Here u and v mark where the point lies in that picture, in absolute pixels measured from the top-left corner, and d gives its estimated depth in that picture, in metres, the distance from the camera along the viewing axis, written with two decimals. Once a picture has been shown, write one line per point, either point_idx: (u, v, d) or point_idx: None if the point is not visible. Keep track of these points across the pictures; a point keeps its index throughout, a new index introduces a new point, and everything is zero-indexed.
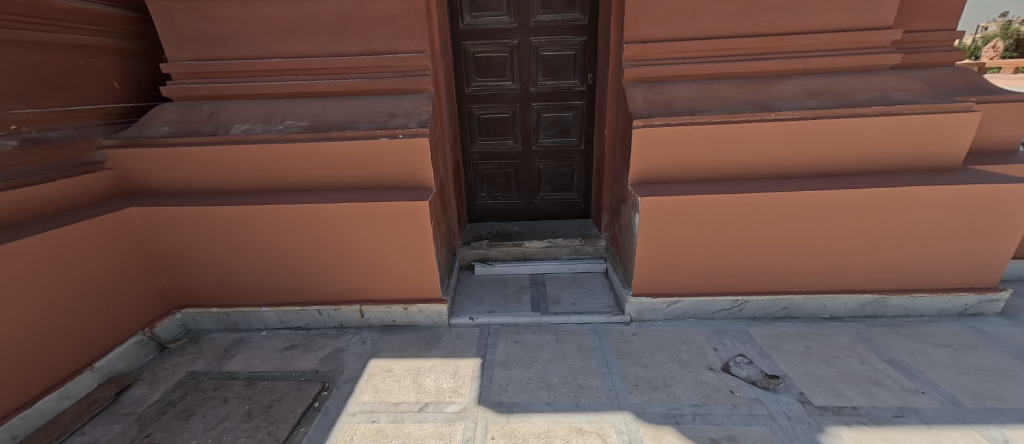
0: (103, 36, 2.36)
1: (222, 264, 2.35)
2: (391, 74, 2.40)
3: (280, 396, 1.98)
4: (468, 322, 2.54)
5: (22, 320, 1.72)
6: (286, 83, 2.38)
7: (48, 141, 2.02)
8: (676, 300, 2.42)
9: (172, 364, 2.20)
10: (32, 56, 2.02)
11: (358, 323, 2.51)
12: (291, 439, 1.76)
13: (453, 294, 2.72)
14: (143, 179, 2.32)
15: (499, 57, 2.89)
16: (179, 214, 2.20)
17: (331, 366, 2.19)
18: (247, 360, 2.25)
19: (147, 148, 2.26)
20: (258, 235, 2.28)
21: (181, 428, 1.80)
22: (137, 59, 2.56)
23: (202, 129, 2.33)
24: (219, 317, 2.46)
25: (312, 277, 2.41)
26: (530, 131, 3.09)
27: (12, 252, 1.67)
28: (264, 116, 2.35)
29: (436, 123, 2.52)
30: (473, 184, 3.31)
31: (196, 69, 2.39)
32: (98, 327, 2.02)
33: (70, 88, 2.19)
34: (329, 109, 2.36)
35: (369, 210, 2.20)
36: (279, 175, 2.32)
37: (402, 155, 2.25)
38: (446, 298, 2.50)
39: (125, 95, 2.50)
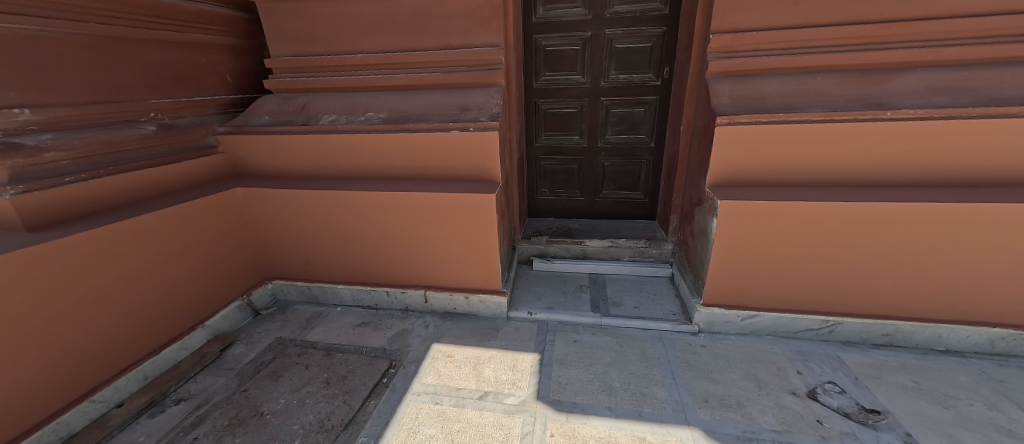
0: (222, 35, 2.69)
1: (306, 243, 2.58)
2: (465, 68, 2.46)
3: (353, 369, 2.15)
4: (526, 317, 2.56)
5: (152, 278, 2.03)
6: (368, 77, 2.55)
7: (178, 127, 2.35)
8: (753, 314, 2.24)
9: (264, 329, 2.47)
10: (167, 53, 2.36)
11: (423, 307, 2.64)
12: (364, 410, 1.91)
13: (512, 288, 2.75)
14: (247, 162, 2.63)
15: (571, 51, 2.84)
16: (275, 195, 2.45)
17: (398, 346, 2.33)
18: (325, 331, 2.46)
19: (251, 135, 2.54)
20: (339, 218, 2.46)
21: (271, 387, 2.03)
22: (247, 56, 2.88)
23: (296, 119, 2.56)
24: (302, 290, 2.72)
25: (383, 261, 2.56)
26: (597, 127, 3.02)
27: (146, 222, 1.97)
28: (348, 108, 2.53)
29: (505, 117, 2.55)
30: (535, 179, 3.31)
31: (292, 64, 2.64)
32: (207, 290, 2.33)
33: (194, 80, 2.52)
34: (407, 102, 2.48)
35: (439, 200, 2.28)
36: (361, 164, 2.49)
37: (473, 147, 2.31)
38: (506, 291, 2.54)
39: (237, 88, 2.83)
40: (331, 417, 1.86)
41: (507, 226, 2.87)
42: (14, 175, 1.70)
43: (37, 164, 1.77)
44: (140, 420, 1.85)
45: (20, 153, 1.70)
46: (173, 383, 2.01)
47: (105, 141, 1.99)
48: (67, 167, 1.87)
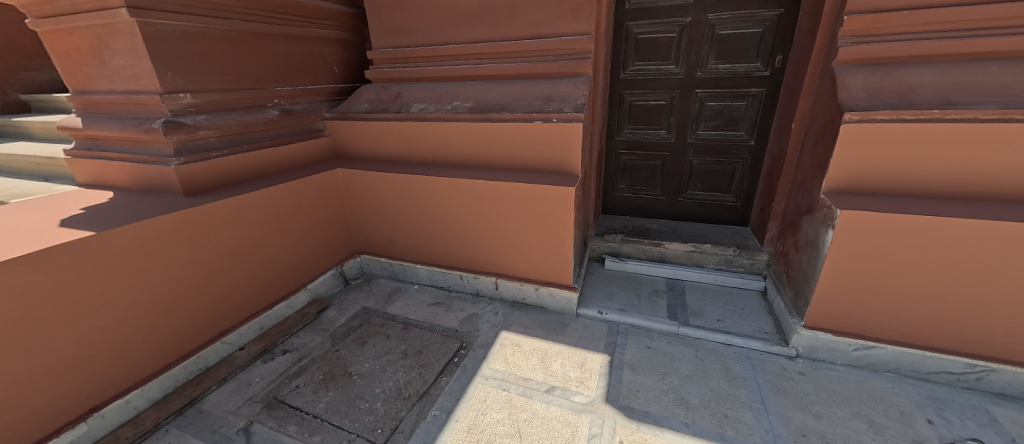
0: (334, 29, 2.96)
1: (391, 223, 2.78)
2: (552, 58, 2.44)
3: (428, 345, 2.29)
4: (597, 316, 2.51)
5: (270, 243, 2.34)
6: (457, 67, 2.64)
7: (295, 111, 2.66)
8: (872, 346, 1.94)
9: (353, 298, 2.73)
10: (290, 46, 2.67)
11: (493, 294, 2.71)
12: (436, 384, 2.03)
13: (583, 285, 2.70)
14: (347, 146, 2.90)
15: (666, 38, 2.65)
16: (368, 177, 2.67)
17: (469, 329, 2.43)
18: (404, 306, 2.65)
19: (352, 121, 2.79)
20: (423, 202, 2.61)
21: (358, 351, 2.24)
22: (352, 48, 3.15)
23: (390, 106, 2.75)
24: (385, 265, 2.94)
25: (459, 246, 2.67)
26: (689, 121, 2.80)
27: (268, 195, 2.28)
28: (437, 97, 2.65)
29: (589, 109, 2.48)
30: (613, 174, 3.19)
31: (391, 55, 2.83)
32: (310, 258, 2.63)
33: (309, 70, 2.82)
34: (493, 92, 2.53)
35: (517, 191, 2.31)
36: (446, 151, 2.61)
37: (556, 138, 2.31)
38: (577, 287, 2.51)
39: (342, 77, 3.12)
40: (408, 387, 2.01)
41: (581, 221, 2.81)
42: (178, 149, 2.08)
43: (192, 140, 2.14)
44: (256, 364, 2.16)
45: (181, 131, 2.06)
46: (281, 336, 2.31)
47: (240, 122, 2.33)
48: (212, 144, 2.23)
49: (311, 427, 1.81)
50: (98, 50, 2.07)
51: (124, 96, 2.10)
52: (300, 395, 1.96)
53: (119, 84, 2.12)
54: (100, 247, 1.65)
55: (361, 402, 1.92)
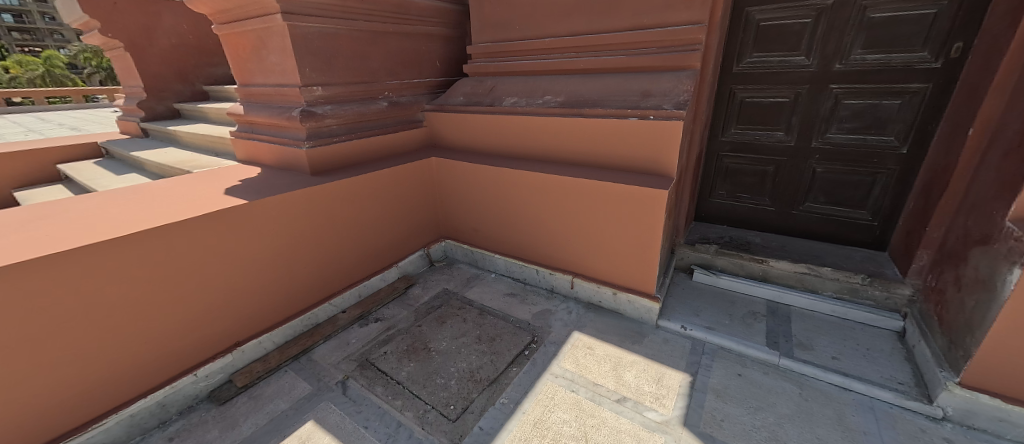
0: (440, 26, 3.16)
1: (476, 212, 2.90)
2: (654, 51, 2.29)
3: (501, 334, 2.35)
4: (679, 330, 2.32)
5: (372, 221, 2.61)
6: (553, 61, 2.63)
7: (401, 103, 2.92)
8: None
9: (436, 279, 2.92)
10: (402, 43, 2.92)
11: (568, 292, 2.67)
12: (506, 374, 2.07)
13: (665, 295, 2.51)
14: (442, 136, 3.09)
15: (796, 25, 2.29)
16: (459, 167, 2.80)
17: (541, 324, 2.43)
18: (481, 293, 2.75)
19: (449, 113, 2.96)
20: (507, 194, 2.67)
21: (437, 329, 2.40)
22: (453, 43, 3.34)
23: (484, 99, 2.85)
24: (466, 251, 3.08)
25: (539, 240, 2.68)
26: (816, 122, 2.40)
27: (373, 178, 2.54)
28: (529, 91, 2.67)
29: (693, 105, 2.28)
30: (712, 178, 2.89)
31: (489, 50, 2.92)
32: (403, 238, 2.87)
33: (415, 65, 3.06)
34: (586, 86, 2.47)
35: (604, 190, 2.24)
36: (534, 145, 2.63)
37: (652, 135, 2.18)
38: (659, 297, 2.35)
39: (443, 71, 3.32)
40: (480, 371, 2.09)
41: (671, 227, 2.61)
42: (308, 134, 2.44)
43: (319, 127, 2.48)
44: (353, 327, 2.43)
45: (312, 119, 2.40)
46: (375, 305, 2.57)
47: (356, 112, 2.64)
48: (334, 131, 2.56)
49: (394, 391, 1.98)
50: (259, 50, 2.50)
51: (275, 88, 2.51)
52: (386, 361, 2.16)
53: (271, 77, 2.53)
54: (251, 213, 1.99)
55: (438, 377, 2.05)
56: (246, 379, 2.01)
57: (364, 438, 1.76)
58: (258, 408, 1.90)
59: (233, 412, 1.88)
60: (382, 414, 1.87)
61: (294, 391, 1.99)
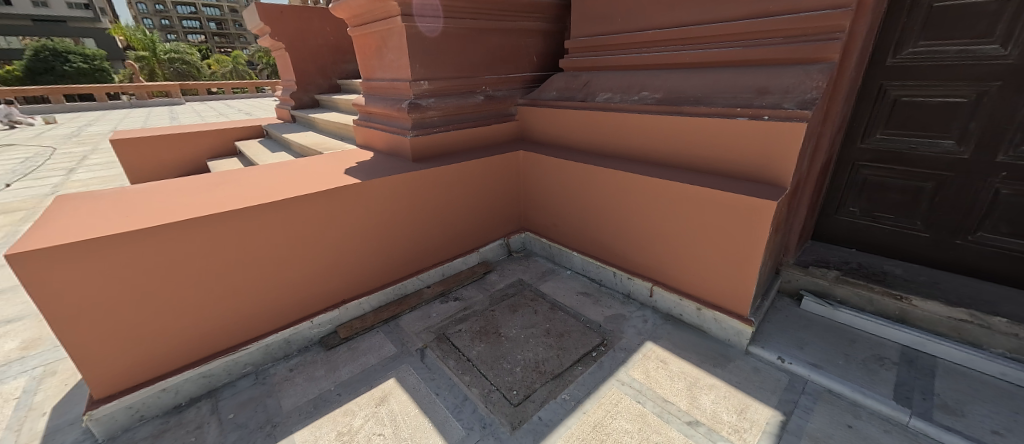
0: (541, 21, 3.22)
1: (558, 207, 2.91)
2: (775, 43, 2.02)
3: (570, 331, 2.35)
4: (774, 361, 2.06)
5: (461, 208, 2.82)
6: (655, 54, 2.48)
7: (496, 97, 3.06)
8: None
9: (513, 268, 3.02)
10: (504, 39, 3.06)
11: (645, 300, 2.54)
12: (570, 371, 2.06)
13: (760, 319, 2.23)
14: (532, 130, 3.16)
15: (987, 5, 1.79)
16: (546, 162, 2.83)
17: (612, 328, 2.37)
18: (555, 288, 2.77)
19: (541, 108, 3.00)
20: (591, 192, 2.62)
21: (508, 317, 2.49)
22: (552, 38, 3.37)
23: (577, 95, 2.82)
24: (545, 245, 3.12)
25: (619, 242, 2.59)
26: (1004, 130, 1.86)
27: (466, 168, 2.73)
28: (626, 87, 2.57)
29: (823, 105, 1.96)
30: (842, 191, 2.45)
31: (588, 44, 2.87)
32: (487, 225, 3.03)
33: (514, 60, 3.18)
34: (688, 82, 2.29)
35: (699, 196, 2.08)
36: (624, 144, 2.54)
37: (763, 138, 1.95)
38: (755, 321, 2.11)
39: (540, 66, 3.38)
40: (545, 364, 2.11)
41: (778, 244, 2.30)
42: (413, 124, 2.71)
43: (423, 118, 2.74)
44: (435, 302, 2.66)
45: (417, 111, 2.66)
46: (455, 285, 2.78)
47: (456, 105, 2.85)
48: (435, 122, 2.80)
49: (464, 367, 2.11)
50: (381, 48, 2.83)
51: (391, 82, 2.83)
52: (461, 338, 2.32)
53: (389, 73, 2.86)
54: (364, 191, 2.30)
55: (505, 362, 2.13)
56: (347, 332, 2.33)
57: (434, 404, 1.90)
58: (354, 358, 2.19)
59: (335, 358, 2.20)
60: (452, 386, 2.00)
61: (382, 350, 2.25)
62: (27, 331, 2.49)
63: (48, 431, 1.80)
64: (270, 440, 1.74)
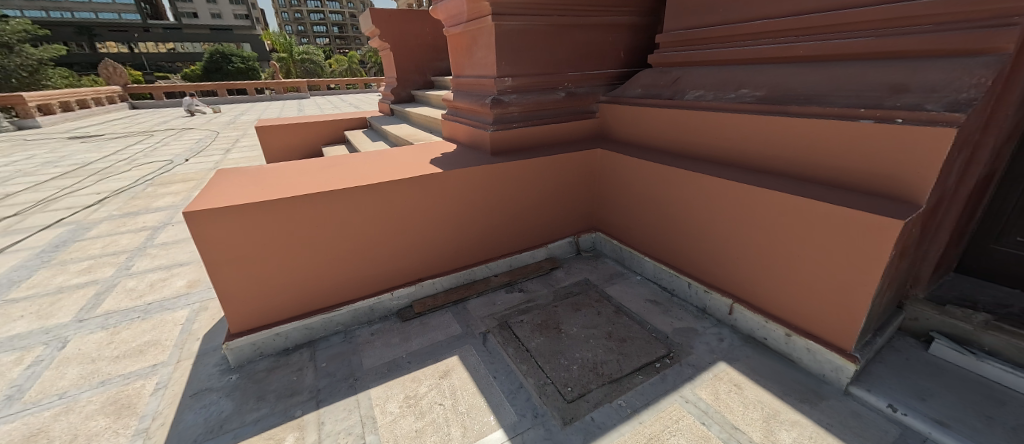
0: (630, 15, 3.12)
1: (632, 209, 2.78)
2: (915, 31, 1.66)
3: (633, 337, 2.22)
4: (883, 409, 1.72)
5: (534, 203, 2.87)
6: (760, 48, 2.20)
7: (577, 94, 3.04)
8: None
9: (579, 267, 2.99)
10: (590, 35, 3.02)
11: (722, 317, 2.30)
12: (628, 379, 1.95)
13: (869, 358, 1.87)
14: (612, 128, 3.08)
15: None
16: (624, 161, 2.71)
17: (681, 341, 2.18)
18: (621, 292, 2.67)
19: (623, 105, 2.90)
20: (670, 195, 2.44)
21: (570, 315, 2.45)
22: (640, 33, 3.25)
23: (663, 92, 2.66)
24: (615, 247, 3.03)
25: (696, 251, 2.39)
26: None
27: (542, 163, 2.77)
28: (721, 83, 2.32)
29: (984, 106, 1.56)
30: (1005, 215, 1.97)
31: (680, 38, 2.69)
32: (557, 222, 3.04)
33: (598, 56, 3.12)
34: (798, 77, 1.98)
35: (798, 207, 1.81)
36: (710, 145, 2.32)
37: (892, 145, 1.61)
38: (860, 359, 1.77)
39: (625, 62, 3.28)
40: (603, 366, 2.03)
41: (903, 273, 1.91)
42: (494, 119, 2.80)
43: (504, 113, 2.82)
44: (500, 291, 2.76)
45: (498, 106, 2.76)
46: (521, 277, 2.84)
47: (536, 101, 2.89)
48: (515, 117, 2.86)
49: (522, 356, 2.15)
50: (471, 47, 2.99)
51: (478, 79, 2.98)
52: (521, 328, 2.36)
53: (476, 70, 3.01)
54: (444, 180, 2.45)
55: (562, 358, 2.11)
56: (420, 308, 2.54)
57: (491, 386, 1.97)
58: (424, 332, 2.38)
59: (408, 330, 2.41)
60: (509, 372, 2.06)
61: (448, 329, 2.41)
62: (189, 274, 3.16)
63: (199, 353, 2.28)
64: (352, 391, 1.98)
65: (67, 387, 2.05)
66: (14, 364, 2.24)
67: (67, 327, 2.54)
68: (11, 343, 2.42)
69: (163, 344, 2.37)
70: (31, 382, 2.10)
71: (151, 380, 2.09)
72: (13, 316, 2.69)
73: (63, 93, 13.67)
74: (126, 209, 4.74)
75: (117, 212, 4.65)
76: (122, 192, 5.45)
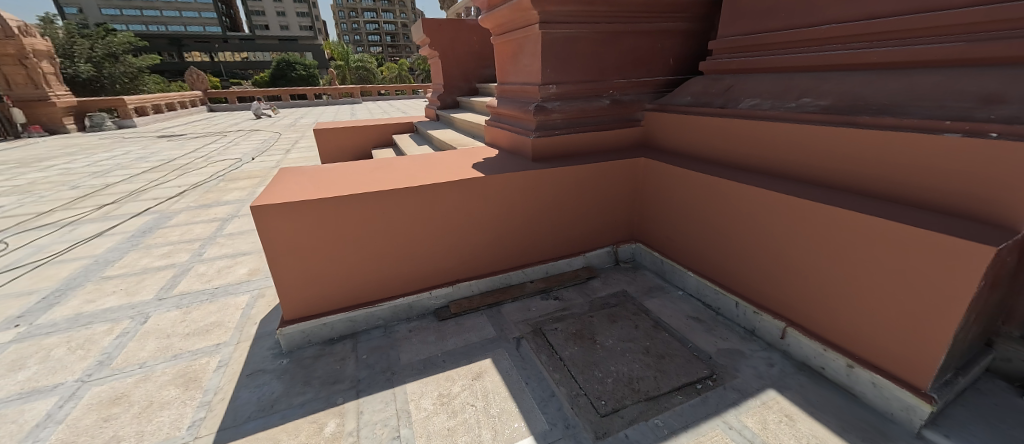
0: (681, 21, 3.02)
1: (676, 221, 2.68)
2: (1015, 35, 1.46)
3: (673, 355, 2.13)
4: None
5: (574, 210, 2.83)
6: (825, 54, 2.05)
7: (622, 101, 2.98)
8: None
9: (617, 278, 2.91)
10: (638, 42, 2.96)
11: (773, 341, 2.15)
12: (667, 398, 1.87)
13: (948, 399, 1.67)
14: (658, 137, 2.99)
15: None
16: (669, 171, 2.62)
17: (725, 363, 2.06)
18: (661, 306, 2.57)
19: (671, 114, 2.81)
20: (719, 208, 2.33)
21: (606, 326, 2.39)
22: (691, 39, 3.14)
23: (715, 100, 2.55)
24: (656, 260, 2.92)
25: (746, 268, 2.26)
26: None
27: (584, 171, 2.74)
28: (781, 92, 2.18)
29: None
30: None
31: (735, 44, 2.56)
32: (596, 230, 2.99)
33: (646, 63, 3.05)
34: (871, 85, 1.82)
35: (864, 226, 1.65)
36: (764, 157, 2.19)
37: (982, 162, 1.42)
38: (938, 400, 1.59)
39: (674, 69, 3.18)
40: (639, 382, 1.97)
41: (994, 307, 1.68)
42: (537, 125, 2.81)
43: (547, 120, 2.82)
44: (535, 297, 2.75)
45: (542, 113, 2.76)
46: (557, 284, 2.82)
47: (580, 108, 2.87)
48: (557, 124, 2.86)
49: (555, 364, 2.13)
50: (517, 55, 3.03)
51: (523, 86, 3.00)
52: (555, 336, 2.34)
53: (522, 77, 3.04)
54: (485, 185, 2.49)
55: (597, 370, 2.06)
56: (457, 309, 2.60)
57: (523, 392, 1.97)
58: (459, 333, 2.43)
59: (444, 329, 2.47)
60: (541, 379, 2.05)
61: (483, 331, 2.44)
62: (251, 263, 3.44)
63: (256, 336, 2.47)
64: (389, 384, 2.05)
65: (146, 358, 2.30)
66: (105, 333, 2.54)
67: (148, 304, 2.85)
68: (104, 315, 2.75)
69: (225, 325, 2.59)
70: (117, 350, 2.38)
71: (214, 358, 2.29)
72: (106, 292, 3.06)
73: (155, 97, 15.38)
74: (201, 202, 5.24)
75: (194, 204, 5.15)
76: (199, 186, 6.04)
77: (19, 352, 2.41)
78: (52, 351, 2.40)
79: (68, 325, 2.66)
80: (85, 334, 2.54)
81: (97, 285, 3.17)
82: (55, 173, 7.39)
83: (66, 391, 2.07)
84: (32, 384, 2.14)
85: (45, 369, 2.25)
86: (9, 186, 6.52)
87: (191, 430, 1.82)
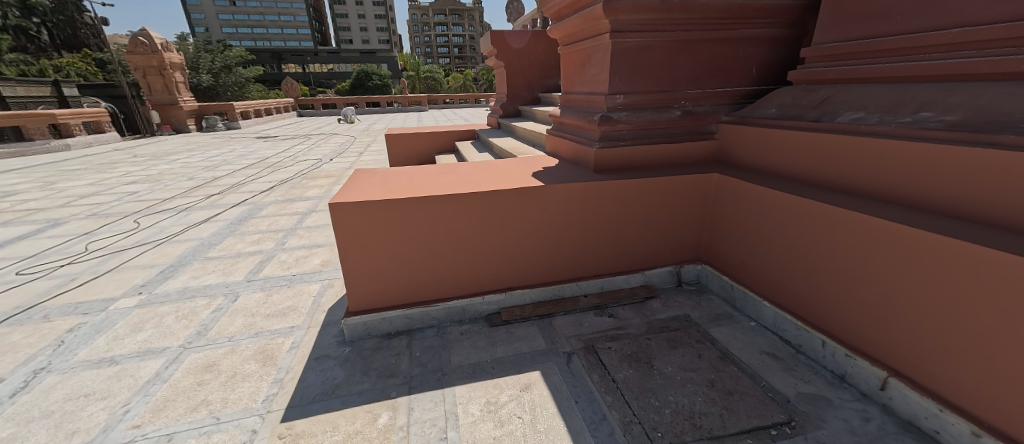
0: (768, 27, 2.80)
1: (752, 244, 2.45)
2: None
3: (743, 393, 1.93)
4: None
5: (637, 224, 2.71)
6: (953, 61, 1.77)
7: (694, 113, 2.81)
8: None
9: (679, 301, 2.72)
10: (717, 50, 2.78)
11: (870, 391, 1.86)
12: (735, 440, 1.70)
13: None
14: (734, 151, 2.78)
15: None
16: (746, 189, 2.41)
17: (808, 410, 1.82)
18: (729, 336, 2.35)
19: (752, 126, 2.60)
20: (806, 231, 2.08)
21: (665, 351, 2.24)
22: (778, 46, 2.89)
23: (805, 113, 2.30)
24: (725, 284, 2.70)
25: (838, 303, 1.99)
26: None
27: (650, 183, 2.60)
28: (892, 104, 1.91)
29: None
30: None
31: (834, 51, 2.31)
32: (659, 248, 2.83)
33: (724, 73, 2.85)
34: (1016, 99, 1.52)
35: (1001, 267, 1.37)
36: (865, 178, 1.93)
37: None
38: None
39: (757, 79, 2.94)
40: (702, 418, 1.81)
41: None
42: (602, 135, 2.72)
43: (612, 130, 2.73)
44: (589, 313, 2.65)
45: (607, 123, 2.67)
46: (612, 301, 2.70)
47: (648, 120, 2.74)
48: (623, 135, 2.75)
49: (608, 386, 2.02)
50: (585, 64, 2.97)
51: (588, 95, 2.94)
52: (609, 355, 2.24)
53: (588, 87, 2.97)
54: (546, 193, 2.45)
55: (653, 398, 1.93)
56: (509, 316, 2.59)
57: (572, 410, 1.89)
58: (509, 341, 2.41)
59: (495, 336, 2.47)
60: (592, 399, 1.95)
61: (533, 342, 2.39)
62: (324, 254, 3.72)
63: (324, 323, 2.65)
64: (439, 384, 2.08)
65: (234, 332, 2.56)
66: (204, 307, 2.88)
67: (239, 284, 3.19)
68: (204, 290, 3.12)
69: (299, 310, 2.81)
70: (212, 323, 2.68)
71: (288, 339, 2.49)
72: (208, 270, 3.48)
73: (257, 103, 17.47)
74: (287, 196, 5.80)
75: (281, 198, 5.73)
76: (286, 182, 6.70)
77: (141, 315, 2.81)
78: (163, 318, 2.77)
79: (178, 297, 3.05)
80: (190, 306, 2.90)
81: (201, 264, 3.61)
82: (177, 166, 8.62)
83: (171, 354, 2.37)
84: (148, 344, 2.48)
85: (158, 333, 2.59)
86: (143, 175, 7.72)
87: (265, 403, 1.98)
